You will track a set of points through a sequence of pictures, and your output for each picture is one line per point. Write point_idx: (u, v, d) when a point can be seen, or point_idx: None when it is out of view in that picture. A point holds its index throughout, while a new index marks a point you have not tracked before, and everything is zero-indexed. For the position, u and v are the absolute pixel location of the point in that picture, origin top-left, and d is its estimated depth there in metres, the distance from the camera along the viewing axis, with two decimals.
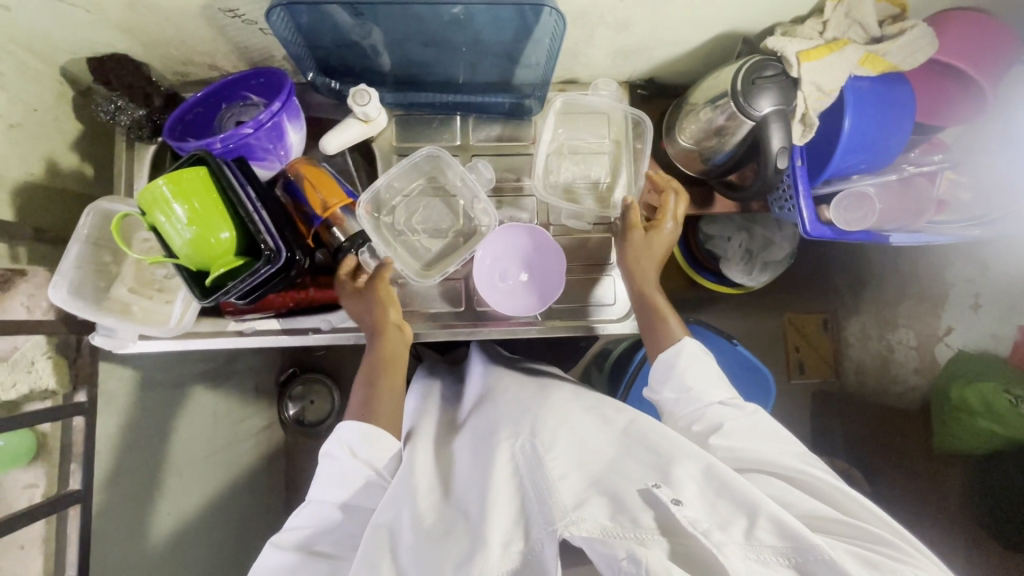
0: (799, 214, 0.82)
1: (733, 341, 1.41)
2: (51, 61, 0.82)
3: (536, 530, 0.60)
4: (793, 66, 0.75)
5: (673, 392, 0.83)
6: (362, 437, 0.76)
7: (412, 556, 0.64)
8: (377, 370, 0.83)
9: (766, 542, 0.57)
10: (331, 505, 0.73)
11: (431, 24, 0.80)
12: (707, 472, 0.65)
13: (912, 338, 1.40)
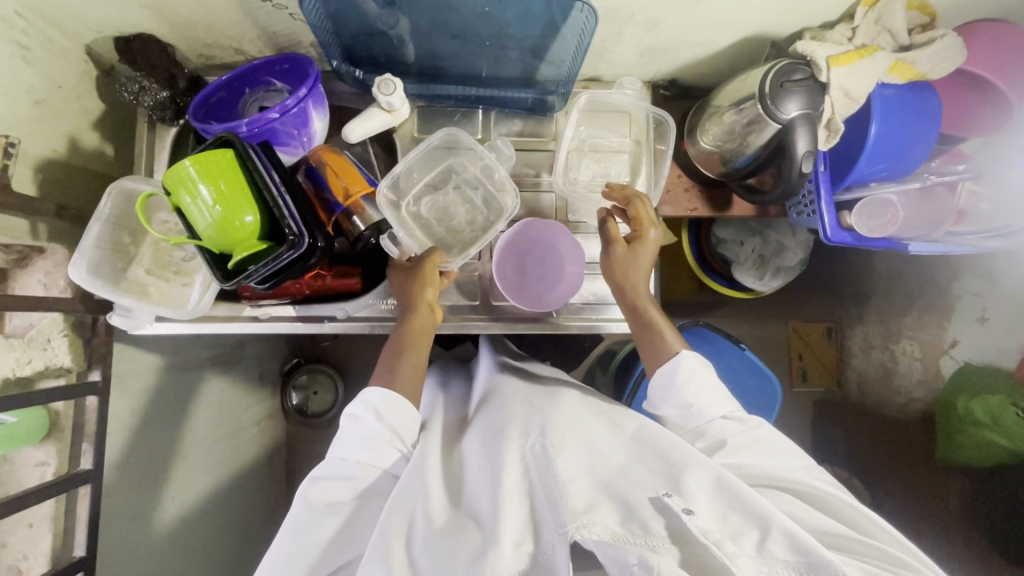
0: (819, 221, 0.82)
1: (740, 345, 1.42)
2: (78, 39, 0.81)
3: (547, 532, 0.61)
4: (822, 71, 0.75)
5: (680, 404, 0.81)
6: (388, 403, 0.76)
7: (425, 554, 0.63)
8: (403, 343, 0.83)
9: (781, 556, 0.57)
10: (354, 462, 0.73)
11: (461, 16, 0.80)
12: (719, 483, 0.63)
13: (916, 349, 1.41)
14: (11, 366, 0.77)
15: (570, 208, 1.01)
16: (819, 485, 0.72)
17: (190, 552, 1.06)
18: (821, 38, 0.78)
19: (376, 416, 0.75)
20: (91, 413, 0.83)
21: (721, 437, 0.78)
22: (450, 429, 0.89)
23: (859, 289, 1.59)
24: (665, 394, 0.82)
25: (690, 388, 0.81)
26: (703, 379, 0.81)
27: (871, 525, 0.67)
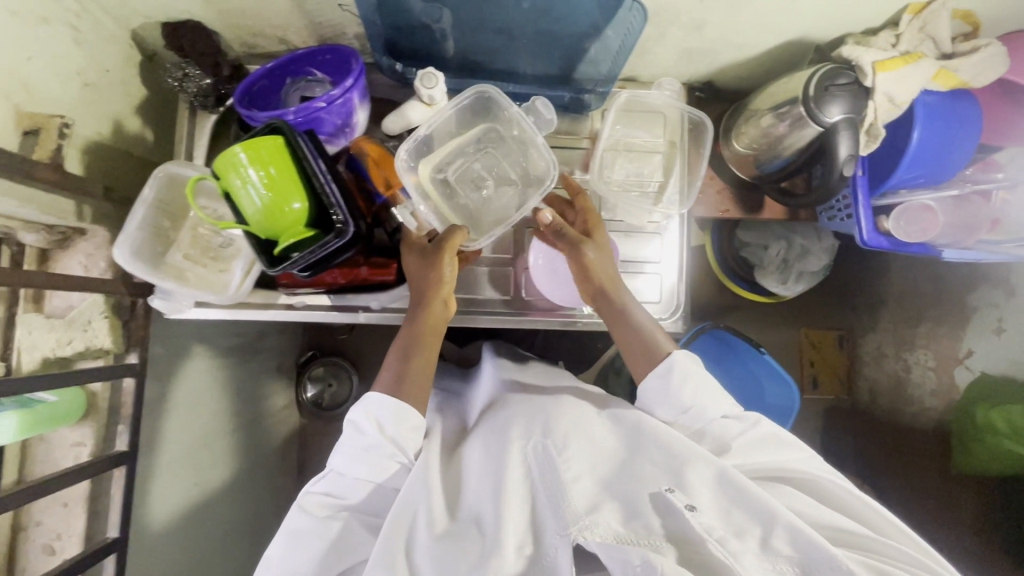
0: (856, 224, 0.84)
1: (762, 349, 1.42)
2: (127, 24, 0.82)
3: (553, 535, 0.64)
4: (867, 75, 0.76)
5: (673, 411, 0.79)
6: (390, 413, 0.75)
7: (433, 559, 0.66)
8: (416, 342, 0.80)
9: (779, 551, 0.61)
10: (354, 477, 0.74)
11: (508, 11, 0.81)
12: (719, 481, 0.67)
13: (930, 359, 1.39)
14: (53, 345, 0.78)
15: (604, 203, 1.01)
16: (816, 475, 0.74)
17: (207, 539, 1.06)
18: (866, 44, 0.79)
19: (378, 426, 0.74)
20: (128, 395, 0.84)
21: (721, 438, 0.78)
22: (448, 432, 0.88)
23: (869, 297, 1.58)
24: (660, 400, 0.79)
25: (686, 387, 0.78)
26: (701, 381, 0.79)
27: (873, 515, 0.70)
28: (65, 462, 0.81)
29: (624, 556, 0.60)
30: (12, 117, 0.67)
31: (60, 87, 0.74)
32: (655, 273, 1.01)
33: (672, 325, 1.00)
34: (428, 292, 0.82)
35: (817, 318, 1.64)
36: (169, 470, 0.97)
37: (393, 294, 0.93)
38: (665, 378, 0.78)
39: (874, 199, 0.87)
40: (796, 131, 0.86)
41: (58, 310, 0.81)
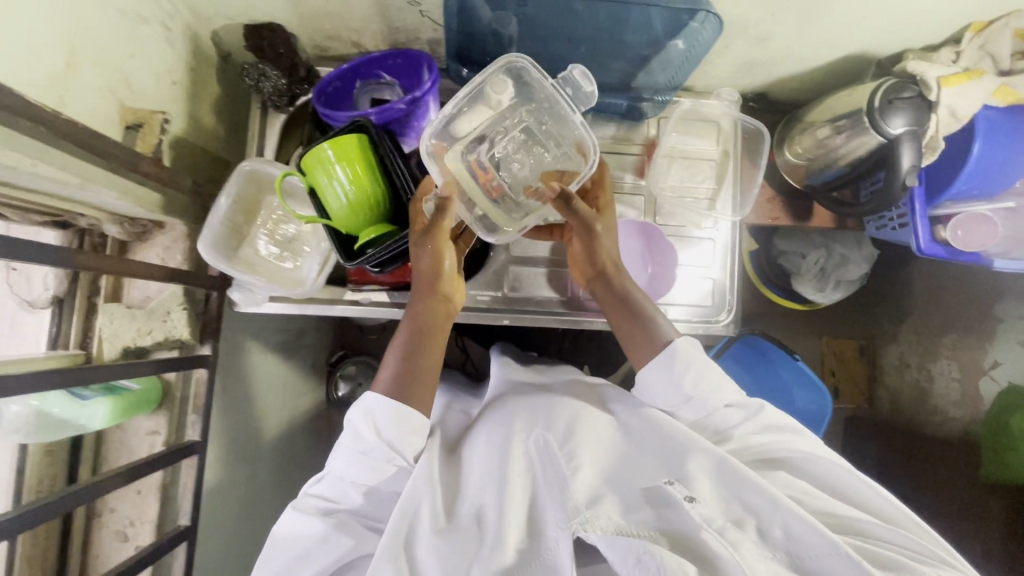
0: (914, 234, 0.87)
1: (795, 356, 1.41)
2: (213, 26, 0.85)
3: (552, 529, 0.61)
4: (932, 90, 0.79)
5: (678, 398, 0.74)
6: (393, 416, 0.67)
7: (432, 556, 0.62)
8: (422, 334, 0.74)
9: (783, 544, 0.58)
10: (351, 481, 0.69)
11: (584, 20, 0.84)
12: (721, 472, 0.64)
13: (954, 370, 1.35)
14: (134, 334, 0.81)
15: (659, 207, 1.03)
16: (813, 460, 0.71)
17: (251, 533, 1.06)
18: (927, 59, 0.82)
19: (374, 428, 0.68)
20: (199, 386, 0.85)
21: (720, 428, 0.75)
22: (450, 431, 0.84)
23: (892, 308, 1.53)
24: (660, 388, 0.75)
25: (692, 375, 0.73)
26: (711, 370, 0.74)
27: (872, 499, 0.67)
28: (140, 451, 0.83)
29: (621, 548, 0.56)
30: (118, 112, 0.70)
31: (157, 85, 0.77)
32: (711, 277, 1.03)
33: (722, 328, 1.02)
34: (433, 283, 0.76)
35: (838, 328, 1.59)
36: (221, 464, 0.97)
37: None
38: (669, 371, 0.73)
39: (932, 209, 0.89)
40: (850, 144, 0.89)
41: (137, 301, 0.84)
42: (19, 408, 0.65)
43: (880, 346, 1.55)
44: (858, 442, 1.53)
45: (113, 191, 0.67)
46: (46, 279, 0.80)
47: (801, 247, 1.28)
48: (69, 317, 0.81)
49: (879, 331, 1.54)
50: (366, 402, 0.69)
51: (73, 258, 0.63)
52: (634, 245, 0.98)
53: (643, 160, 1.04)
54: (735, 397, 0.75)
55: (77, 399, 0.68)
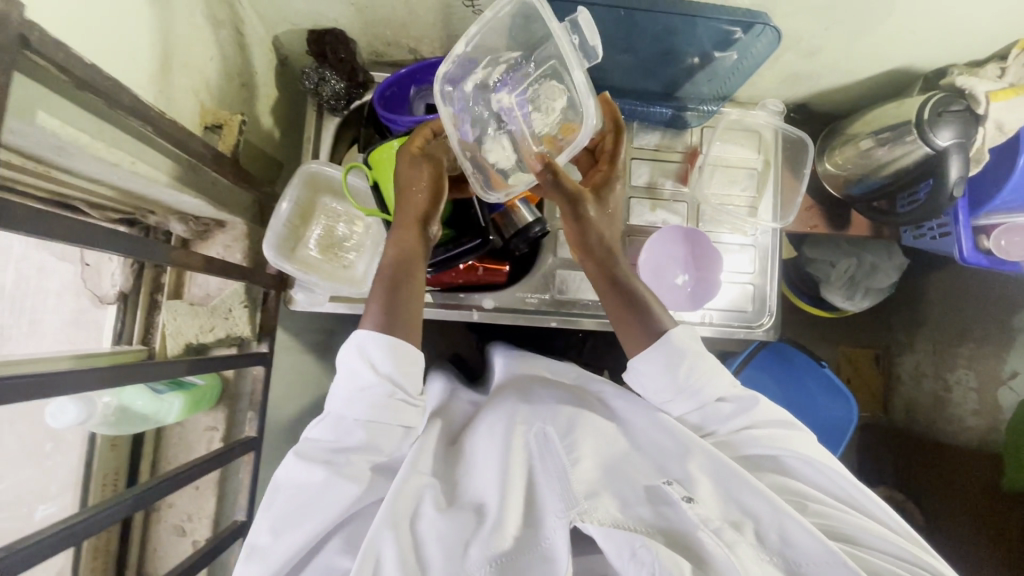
0: (956, 242, 0.91)
1: (823, 362, 1.29)
2: (279, 31, 0.87)
3: (550, 519, 0.58)
4: (981, 103, 0.83)
5: (668, 391, 0.66)
6: (389, 350, 0.59)
7: (431, 536, 0.57)
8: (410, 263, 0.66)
9: (781, 551, 0.56)
10: (354, 420, 0.59)
11: (643, 31, 0.86)
12: (723, 473, 0.61)
13: (972, 379, 1.30)
14: (196, 332, 0.83)
15: (702, 213, 1.02)
16: (820, 471, 0.65)
17: None
18: (973, 74, 0.87)
19: (371, 363, 0.59)
20: (255, 383, 0.86)
21: (725, 426, 0.68)
22: (451, 416, 0.78)
23: (908, 316, 1.48)
24: (654, 375, 0.66)
25: (688, 366, 0.65)
26: (711, 360, 0.67)
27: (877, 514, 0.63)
28: (198, 446, 0.86)
29: (616, 541, 0.53)
30: (199, 113, 0.74)
31: (225, 87, 0.80)
32: (749, 283, 1.02)
33: (762, 333, 1.02)
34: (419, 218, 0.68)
35: (856, 337, 1.56)
36: (265, 463, 0.97)
37: (506, 294, 0.96)
38: (667, 359, 0.65)
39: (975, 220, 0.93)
40: (893, 155, 0.90)
41: (198, 298, 0.87)
42: (109, 402, 0.69)
43: (895, 355, 1.52)
44: (877, 450, 1.52)
45: (193, 190, 0.70)
46: (114, 275, 0.84)
47: (831, 255, 1.27)
48: (131, 314, 0.85)
49: (893, 341, 1.52)
50: (356, 337, 0.61)
51: (167, 252, 0.59)
52: (676, 252, 0.97)
53: (684, 168, 1.03)
54: (734, 389, 0.68)
55: (154, 394, 0.73)
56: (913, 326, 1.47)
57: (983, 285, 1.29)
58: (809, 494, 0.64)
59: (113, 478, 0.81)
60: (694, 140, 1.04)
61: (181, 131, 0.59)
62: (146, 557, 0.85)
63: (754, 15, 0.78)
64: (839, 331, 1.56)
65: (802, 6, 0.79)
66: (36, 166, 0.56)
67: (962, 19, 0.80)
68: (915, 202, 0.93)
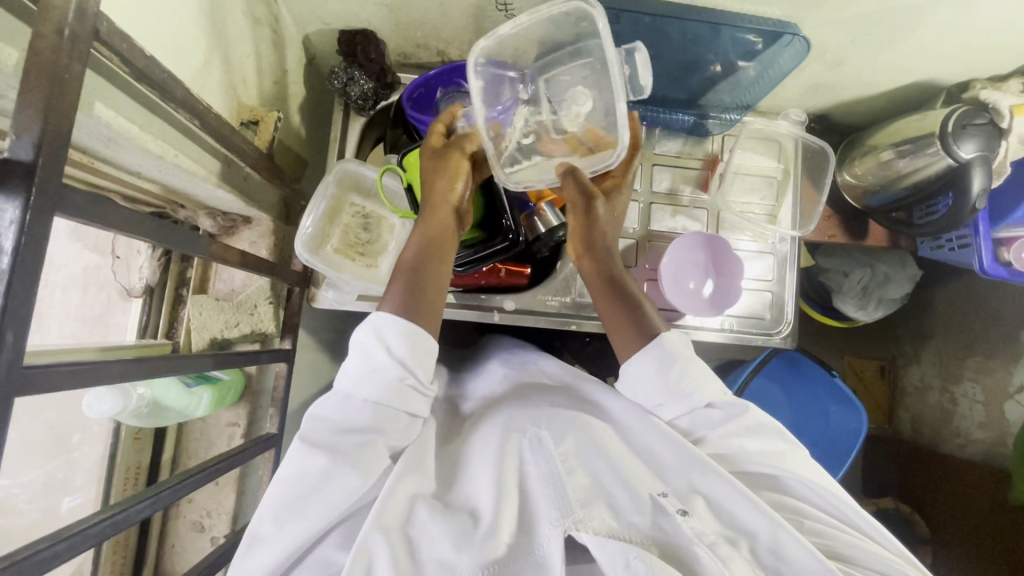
0: (976, 254, 0.92)
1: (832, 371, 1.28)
2: (311, 31, 0.88)
3: (544, 527, 0.56)
4: (1004, 117, 0.85)
5: (659, 395, 0.66)
6: (405, 332, 0.59)
7: (423, 542, 0.54)
8: (429, 252, 0.66)
9: (776, 570, 0.54)
10: (363, 400, 0.58)
11: (672, 39, 0.87)
12: (723, 489, 0.58)
13: (979, 393, 1.31)
14: (221, 327, 0.84)
15: (722, 220, 1.03)
16: (818, 495, 0.61)
17: None
18: (997, 88, 0.89)
19: (386, 345, 0.59)
20: (277, 379, 0.85)
21: (719, 441, 0.65)
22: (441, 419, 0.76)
23: (914, 328, 1.48)
24: (645, 378, 0.67)
25: (678, 369, 0.66)
26: (702, 367, 0.67)
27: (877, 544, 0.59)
28: (219, 442, 0.86)
29: (610, 550, 0.52)
30: (234, 108, 0.74)
31: (259, 85, 0.80)
32: (767, 290, 1.02)
33: (780, 341, 1.02)
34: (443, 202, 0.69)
35: (862, 346, 1.57)
36: None
37: (528, 297, 0.96)
38: (657, 361, 0.66)
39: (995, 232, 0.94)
40: (915, 165, 0.91)
41: (222, 293, 0.87)
42: (143, 394, 0.70)
43: (902, 366, 1.52)
44: (883, 460, 1.52)
45: (225, 184, 0.70)
46: (141, 269, 0.85)
47: (845, 266, 1.27)
48: (157, 308, 0.85)
49: (899, 352, 1.52)
50: (373, 320, 0.61)
51: (206, 245, 0.58)
52: (697, 259, 0.96)
53: (705, 174, 1.03)
54: (724, 398, 0.67)
55: (186, 388, 0.73)
56: (919, 338, 1.47)
57: (992, 299, 1.29)
58: (808, 511, 0.61)
59: (135, 473, 0.80)
60: (714, 148, 1.04)
61: (225, 125, 0.60)
62: (164, 551, 0.85)
63: (785, 26, 0.79)
64: (846, 341, 1.57)
65: (832, 19, 0.80)
66: (82, 156, 0.57)
67: (986, 34, 0.81)
68: (932, 214, 0.96)
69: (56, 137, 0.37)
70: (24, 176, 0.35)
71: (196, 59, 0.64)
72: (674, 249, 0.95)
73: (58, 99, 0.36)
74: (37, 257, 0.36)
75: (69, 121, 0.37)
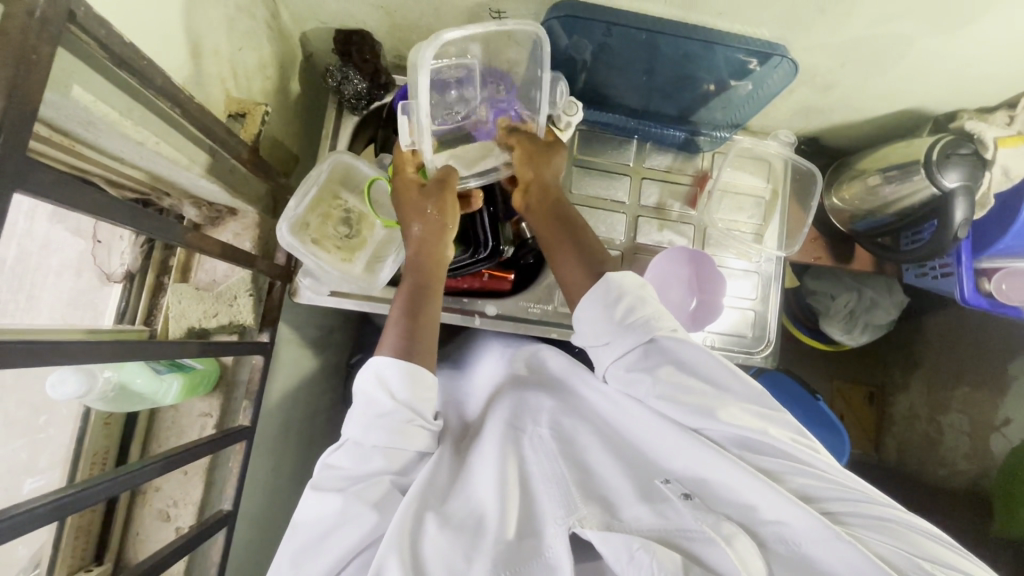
0: (958, 284, 0.95)
1: (816, 395, 1.28)
2: (308, 29, 0.89)
3: (549, 524, 0.62)
4: (988, 149, 0.86)
5: (606, 333, 0.70)
6: (403, 374, 0.65)
7: (438, 551, 0.60)
8: (423, 286, 0.74)
9: (780, 537, 0.60)
10: (373, 447, 0.64)
11: (666, 56, 0.87)
12: (711, 471, 0.64)
13: (965, 423, 1.30)
14: (199, 317, 0.84)
15: (708, 237, 1.03)
16: (783, 440, 0.65)
17: (272, 530, 1.05)
18: (984, 120, 0.90)
19: (387, 388, 0.65)
20: (253, 372, 0.86)
21: (676, 401, 0.66)
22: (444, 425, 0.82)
23: (903, 355, 1.48)
24: (594, 314, 0.71)
25: (626, 304, 0.70)
26: (650, 302, 0.71)
27: (843, 477, 0.65)
28: (191, 431, 0.85)
29: (615, 544, 0.57)
30: (223, 101, 0.75)
31: (252, 78, 0.81)
32: (751, 309, 1.02)
33: (761, 360, 1.01)
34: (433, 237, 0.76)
35: (851, 371, 1.56)
36: (255, 455, 0.96)
37: (511, 302, 0.95)
38: (603, 301, 0.71)
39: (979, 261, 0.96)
40: (901, 192, 0.92)
41: (203, 283, 0.87)
42: (110, 378, 0.70)
43: (890, 394, 1.52)
44: None
45: (209, 175, 0.71)
46: (123, 254, 0.86)
47: (832, 289, 1.27)
48: (136, 293, 0.86)
49: (889, 379, 1.52)
50: (373, 364, 0.67)
51: (183, 234, 0.59)
52: (681, 274, 0.96)
53: (694, 191, 1.04)
54: (670, 335, 0.68)
55: (155, 374, 0.73)
56: (909, 365, 1.47)
57: (980, 330, 1.29)
58: (795, 471, 0.65)
59: (103, 458, 0.80)
60: (704, 165, 1.05)
61: (207, 115, 0.60)
62: (127, 539, 0.84)
63: (772, 46, 0.80)
64: (835, 364, 1.57)
65: (821, 43, 0.81)
66: (63, 138, 0.57)
67: (973, 66, 0.82)
68: (917, 241, 0.96)
69: (20, 114, 0.37)
70: None
71: (187, 49, 0.65)
72: (656, 265, 0.94)
73: (24, 78, 0.37)
74: None
75: (34, 100, 0.38)
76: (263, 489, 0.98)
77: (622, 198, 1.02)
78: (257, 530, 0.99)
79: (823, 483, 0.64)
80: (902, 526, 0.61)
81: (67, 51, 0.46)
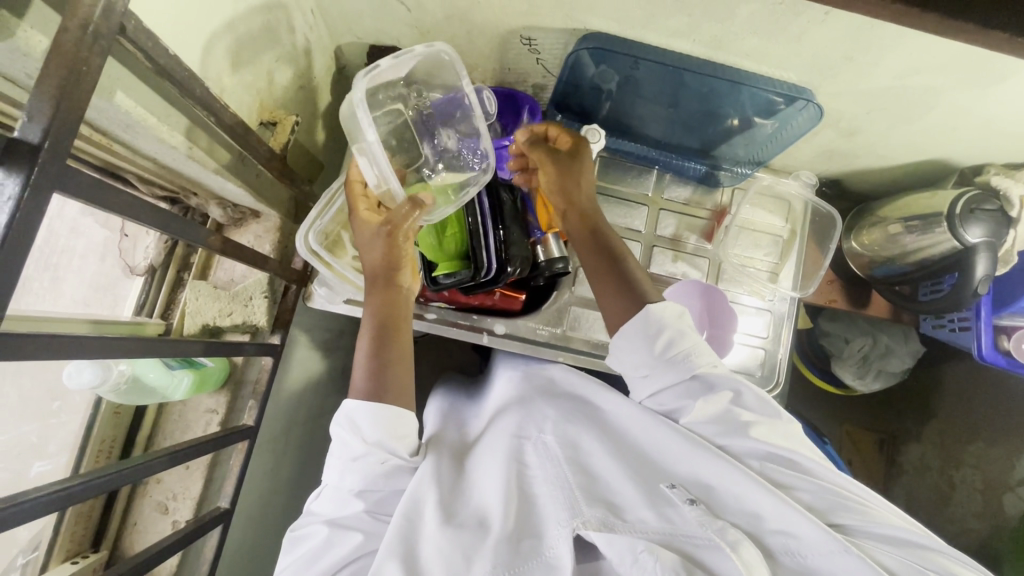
0: (975, 339, 0.94)
1: (824, 438, 1.24)
2: (342, 43, 0.92)
3: (552, 527, 0.61)
4: (1015, 206, 0.85)
5: (645, 365, 0.71)
6: (374, 417, 0.65)
7: (440, 550, 0.60)
8: (388, 331, 0.71)
9: (785, 549, 0.58)
10: (351, 491, 0.66)
11: (690, 91, 0.87)
12: (719, 478, 0.63)
13: (978, 479, 1.27)
14: (214, 314, 0.86)
15: (722, 272, 1.02)
16: (810, 457, 0.64)
17: (269, 533, 1.04)
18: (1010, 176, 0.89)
19: (358, 433, 0.66)
20: (261, 372, 0.87)
21: (704, 417, 0.68)
22: (446, 435, 0.82)
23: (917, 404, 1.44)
24: (633, 346, 0.72)
25: (665, 338, 0.70)
26: (690, 334, 0.71)
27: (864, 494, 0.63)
28: (195, 427, 0.87)
29: (619, 546, 0.57)
30: (256, 109, 0.77)
31: (285, 88, 0.84)
32: (762, 346, 1.00)
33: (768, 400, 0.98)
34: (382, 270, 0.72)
35: (862, 416, 1.50)
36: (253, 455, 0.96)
37: (519, 322, 0.94)
38: (644, 331, 0.71)
39: (998, 317, 0.96)
40: (922, 243, 0.91)
41: (222, 282, 0.90)
42: (123, 370, 0.72)
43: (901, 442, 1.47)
44: None
45: (235, 180, 0.73)
46: (147, 249, 0.89)
47: (847, 331, 1.25)
48: (156, 287, 0.89)
49: (901, 427, 1.47)
50: (346, 408, 0.67)
51: (205, 237, 0.61)
52: (693, 308, 0.94)
53: (711, 225, 1.04)
54: (710, 369, 0.69)
55: (166, 370, 0.76)
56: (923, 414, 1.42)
57: (996, 386, 1.26)
58: (812, 486, 0.62)
59: (109, 446, 0.82)
60: (724, 200, 1.05)
61: (240, 124, 0.62)
62: (125, 530, 0.85)
63: (800, 91, 0.80)
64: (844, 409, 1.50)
65: (849, 89, 0.81)
66: (101, 138, 0.59)
67: (1002, 122, 0.82)
68: (937, 292, 0.94)
69: (64, 121, 0.39)
70: (30, 155, 0.37)
71: (227, 59, 0.67)
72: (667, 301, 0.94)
73: (75, 88, 0.39)
74: (30, 231, 0.38)
75: (82, 108, 0.40)
76: (260, 488, 0.98)
77: (638, 227, 1.01)
78: (253, 531, 0.98)
79: (837, 497, 0.61)
80: (927, 548, 0.57)
81: (114, 59, 0.48)
